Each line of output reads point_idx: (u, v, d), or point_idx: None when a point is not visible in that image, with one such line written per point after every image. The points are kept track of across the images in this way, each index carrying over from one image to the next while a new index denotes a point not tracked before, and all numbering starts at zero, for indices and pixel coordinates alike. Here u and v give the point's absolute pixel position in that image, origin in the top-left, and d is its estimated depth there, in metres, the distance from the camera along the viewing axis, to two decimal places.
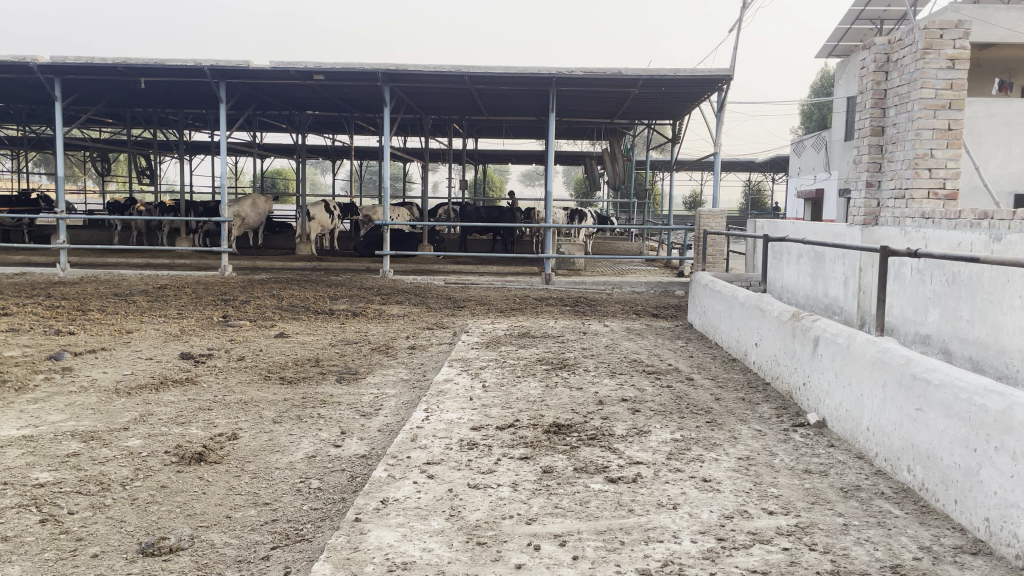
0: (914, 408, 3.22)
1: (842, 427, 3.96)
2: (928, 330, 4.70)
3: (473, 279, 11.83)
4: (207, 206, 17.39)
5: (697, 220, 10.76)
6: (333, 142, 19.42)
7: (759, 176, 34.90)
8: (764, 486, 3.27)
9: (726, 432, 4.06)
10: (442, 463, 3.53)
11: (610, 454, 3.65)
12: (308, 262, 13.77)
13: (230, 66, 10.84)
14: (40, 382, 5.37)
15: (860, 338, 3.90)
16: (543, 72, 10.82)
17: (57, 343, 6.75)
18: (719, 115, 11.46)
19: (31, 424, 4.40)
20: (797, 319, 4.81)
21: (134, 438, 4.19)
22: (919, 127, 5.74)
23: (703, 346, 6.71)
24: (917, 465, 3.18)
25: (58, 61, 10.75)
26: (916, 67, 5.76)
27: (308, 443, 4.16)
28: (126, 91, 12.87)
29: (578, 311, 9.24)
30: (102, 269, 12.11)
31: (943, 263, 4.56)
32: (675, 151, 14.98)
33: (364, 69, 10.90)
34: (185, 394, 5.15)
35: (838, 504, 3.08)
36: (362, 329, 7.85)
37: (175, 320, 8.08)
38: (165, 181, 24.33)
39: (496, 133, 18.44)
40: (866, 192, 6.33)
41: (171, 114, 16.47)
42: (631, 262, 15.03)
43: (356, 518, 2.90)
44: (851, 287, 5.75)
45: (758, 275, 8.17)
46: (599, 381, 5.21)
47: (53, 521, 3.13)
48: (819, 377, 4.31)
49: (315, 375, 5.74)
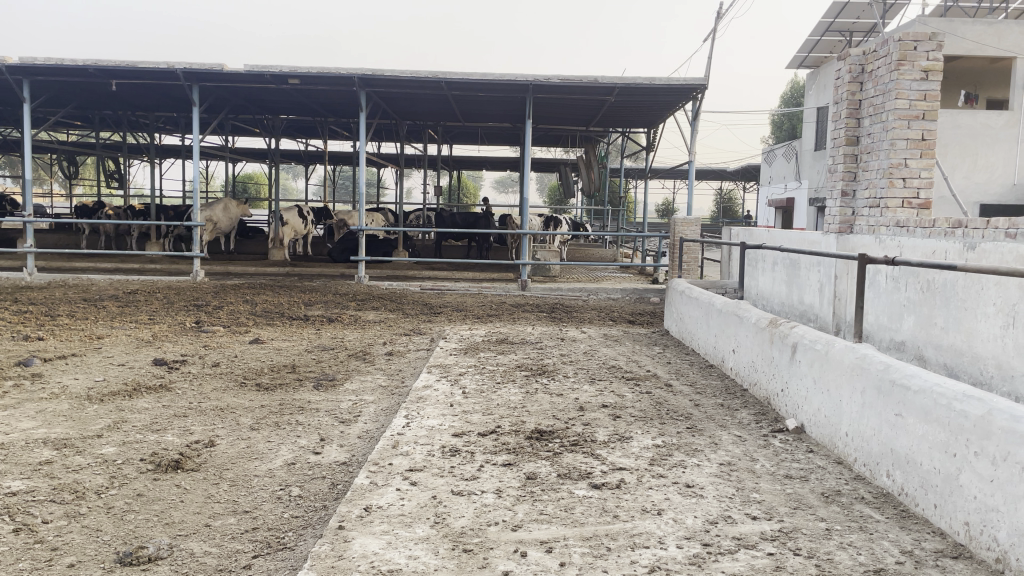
0: (894, 414, 3.26)
1: (821, 432, 4.00)
2: (903, 337, 4.77)
3: (449, 285, 11.80)
4: (178, 210, 17.17)
5: (673, 228, 10.85)
6: (306, 146, 19.28)
7: (730, 185, 35.29)
8: (746, 492, 3.29)
9: (706, 438, 4.09)
10: (425, 470, 3.51)
11: (593, 460, 3.66)
12: (281, 268, 13.64)
13: (204, 69, 10.73)
14: (8, 389, 5.25)
15: (838, 344, 3.95)
16: (519, 79, 10.85)
17: (25, 348, 6.61)
18: (694, 124, 11.58)
19: (1, 431, 4.30)
20: (775, 326, 4.85)
21: (108, 445, 4.11)
22: (893, 137, 5.84)
23: (680, 352, 6.75)
24: (897, 469, 3.22)
25: (27, 62, 10.58)
26: (891, 78, 5.86)
27: (287, 450, 4.11)
28: (96, 93, 12.69)
29: (555, 317, 9.25)
30: (70, 274, 11.89)
31: (918, 270, 4.63)
32: (649, 159, 15.10)
33: (340, 74, 10.85)
34: (160, 400, 5.06)
35: (820, 509, 3.11)
36: (338, 335, 7.79)
37: (147, 326, 7.95)
38: (135, 184, 23.99)
39: (471, 140, 18.45)
40: (841, 201, 6.43)
41: (142, 117, 16.25)
42: (607, 269, 15.10)
43: (340, 526, 2.87)
44: (826, 295, 5.82)
45: (733, 282, 8.25)
46: (578, 387, 5.22)
47: (27, 531, 3.06)
48: (798, 382, 4.35)
49: (292, 382, 5.68)
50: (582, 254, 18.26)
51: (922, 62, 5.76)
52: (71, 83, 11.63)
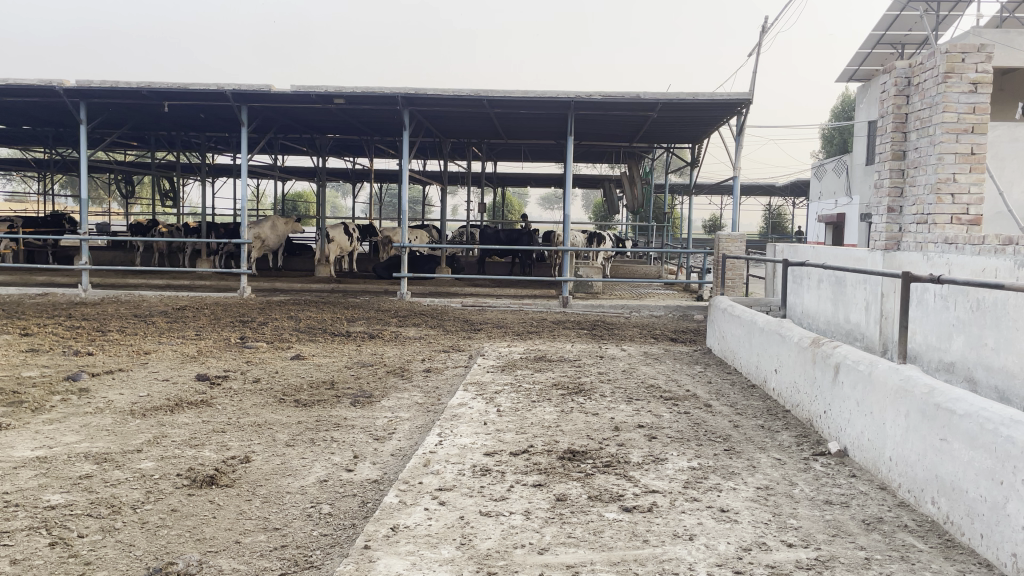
0: (938, 439, 3.14)
1: (864, 456, 3.86)
2: (952, 357, 4.60)
3: (490, 301, 11.81)
4: (228, 227, 17.57)
5: (716, 243, 10.71)
6: (353, 164, 19.56)
7: (778, 200, 34.73)
8: (783, 517, 3.18)
9: (744, 460, 3.98)
10: (454, 490, 3.48)
11: (625, 482, 3.58)
12: (326, 284, 13.82)
13: (252, 90, 10.99)
14: (56, 403, 5.39)
15: (882, 365, 3.82)
16: (561, 96, 10.84)
17: (75, 363, 6.79)
18: (738, 139, 11.43)
19: (46, 444, 4.42)
20: (817, 346, 4.72)
21: (147, 460, 4.18)
22: (941, 151, 5.67)
23: (721, 371, 6.62)
24: (942, 497, 3.09)
25: (85, 85, 10.96)
26: (938, 91, 5.70)
27: (320, 467, 4.13)
28: (150, 114, 13.09)
29: (595, 334, 9.18)
30: (123, 290, 12.22)
31: (968, 289, 4.47)
32: (694, 175, 14.95)
33: (383, 94, 11.00)
34: (200, 416, 5.14)
35: (860, 537, 3.00)
36: (378, 351, 7.83)
37: (193, 341, 8.11)
38: (187, 203, 24.65)
39: (515, 156, 18.50)
40: (887, 217, 6.26)
41: (194, 137, 16.67)
42: (650, 286, 14.95)
43: (366, 546, 2.86)
44: (873, 313, 5.65)
45: (778, 299, 8.08)
46: (615, 406, 5.14)
47: (62, 545, 3.11)
48: (840, 404, 4.22)
49: (330, 398, 5.71)
50: (627, 271, 18.10)
51: (970, 74, 5.60)
52: (126, 105, 12.02)
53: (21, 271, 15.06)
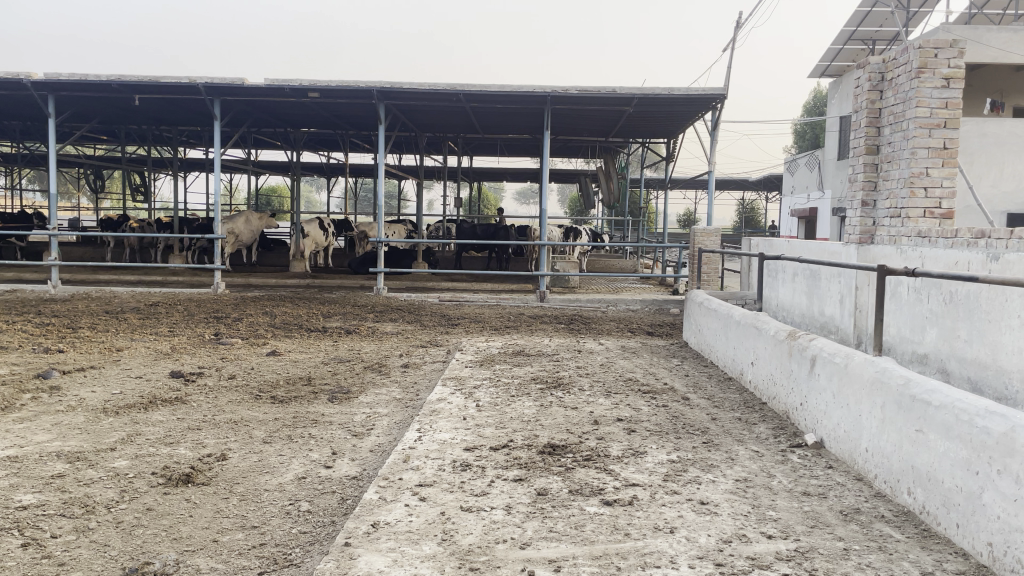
0: (914, 429, 3.18)
1: (840, 448, 3.91)
2: (925, 349, 4.66)
3: (467, 296, 11.77)
4: (201, 222, 17.35)
5: (692, 237, 10.77)
6: (328, 159, 19.41)
7: (752, 194, 34.99)
8: (762, 509, 3.21)
9: (723, 453, 4.01)
10: (435, 485, 3.47)
11: (605, 476, 3.59)
12: (302, 280, 13.70)
13: (225, 83, 10.85)
14: (27, 401, 5.30)
15: (857, 357, 3.86)
16: (538, 90, 10.82)
17: (46, 361, 6.67)
18: (713, 134, 11.50)
19: (17, 443, 4.33)
20: (793, 338, 4.76)
21: (121, 458, 4.12)
22: (914, 146, 5.74)
23: (698, 364, 6.66)
24: (918, 487, 3.13)
25: (53, 78, 10.75)
26: (911, 86, 5.77)
27: (298, 464, 4.10)
28: (120, 107, 12.87)
29: (573, 329, 9.19)
30: (94, 287, 12.02)
31: (941, 282, 4.54)
32: (669, 169, 15.02)
33: (359, 87, 10.91)
34: (175, 413, 5.07)
35: (838, 528, 3.02)
36: (355, 347, 7.77)
37: (167, 338, 8.00)
38: (159, 198, 24.31)
39: (491, 151, 18.47)
40: (861, 211, 6.33)
41: (166, 131, 16.44)
42: (626, 280, 15.02)
43: (346, 543, 2.84)
44: (847, 306, 5.71)
45: (753, 293, 8.14)
46: (594, 400, 5.15)
47: (35, 545, 3.05)
48: (816, 397, 4.26)
49: (307, 395, 5.66)
50: (603, 265, 18.15)
51: (943, 70, 5.67)
52: (95, 98, 11.81)
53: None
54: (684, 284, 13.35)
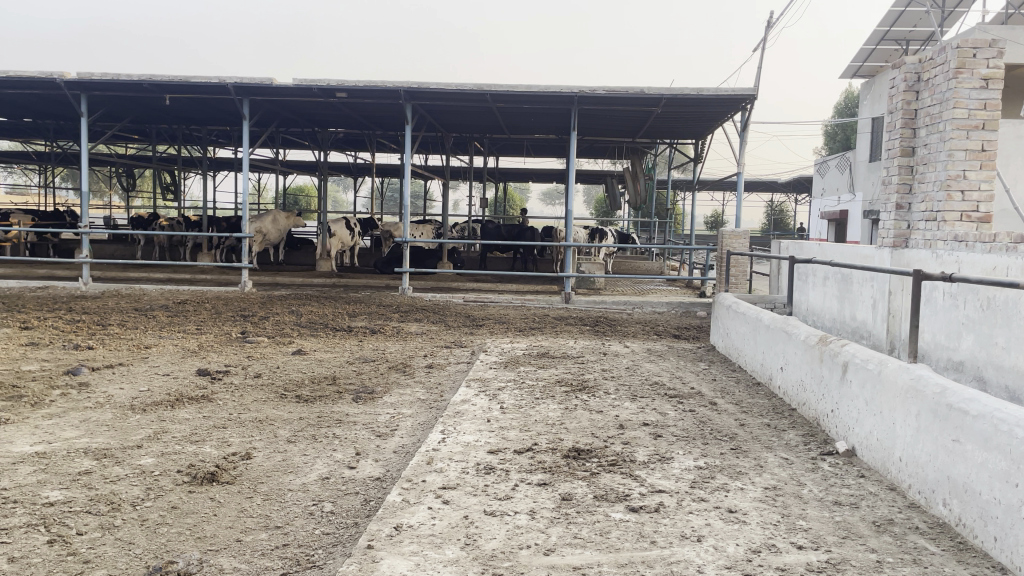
0: (950, 439, 3.09)
1: (873, 456, 3.82)
2: (961, 356, 4.55)
3: (492, 297, 11.74)
4: (230, 221, 17.52)
5: (720, 240, 10.65)
6: (355, 159, 19.49)
7: (781, 196, 34.60)
8: (792, 518, 3.14)
9: (751, 460, 3.94)
10: (458, 488, 3.44)
11: (631, 481, 3.54)
12: (328, 279, 13.76)
13: (254, 83, 10.92)
14: (56, 397, 5.36)
15: (891, 364, 3.77)
16: (565, 90, 10.76)
17: (76, 358, 6.74)
18: (743, 135, 11.36)
19: (45, 440, 4.37)
20: (825, 344, 4.67)
21: (147, 456, 4.14)
22: (951, 148, 5.60)
23: (726, 369, 6.57)
24: (954, 499, 3.05)
25: (86, 78, 10.90)
26: (948, 86, 5.64)
27: (322, 464, 4.09)
28: (152, 107, 13.03)
29: (598, 331, 9.13)
30: (124, 284, 12.16)
31: (978, 288, 4.42)
32: (696, 170, 14.89)
33: (386, 88, 10.93)
34: (200, 411, 5.10)
35: (871, 539, 2.95)
36: (380, 347, 7.77)
37: (194, 336, 8.06)
38: (188, 197, 24.58)
39: (518, 151, 18.42)
40: (896, 214, 6.20)
41: (195, 131, 16.61)
42: (652, 282, 14.92)
43: (369, 545, 2.81)
44: (880, 312, 5.59)
45: (782, 296, 8.01)
46: (619, 404, 5.09)
47: (61, 543, 3.07)
48: (848, 404, 4.17)
49: (332, 394, 5.66)
50: (628, 267, 18.05)
51: (981, 70, 5.54)
52: (127, 97, 11.95)
53: (23, 264, 15.03)
54: (711, 287, 13.23)
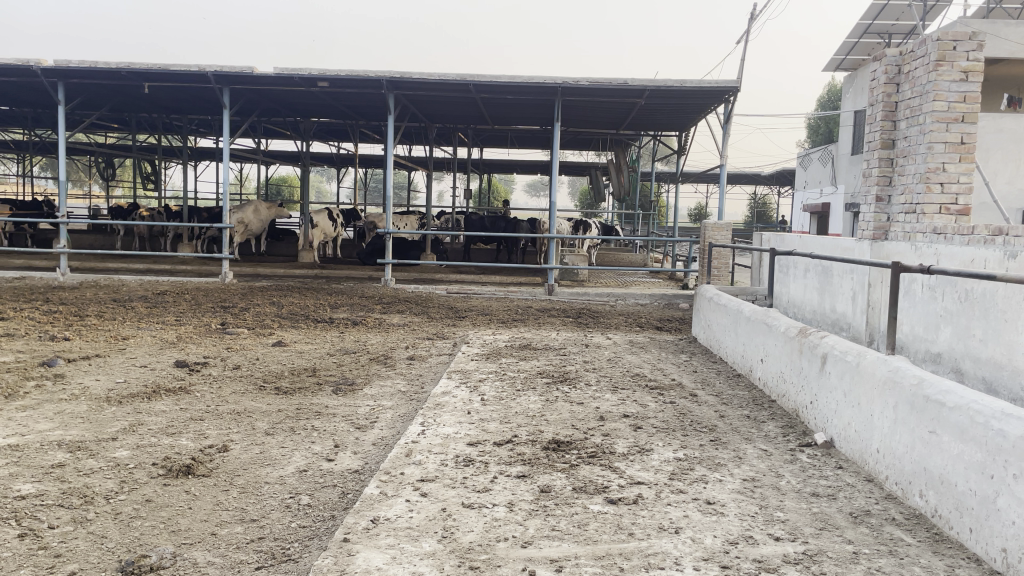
0: (928, 431, 3.10)
1: (851, 448, 3.83)
2: (939, 348, 4.58)
3: (475, 289, 11.71)
4: (211, 212, 17.34)
5: (703, 232, 10.68)
6: (338, 149, 19.37)
7: (764, 189, 34.78)
8: (770, 510, 3.14)
9: (730, 451, 3.94)
10: (437, 481, 3.42)
11: (610, 473, 3.53)
12: (309, 270, 13.67)
13: (234, 72, 10.80)
14: (30, 389, 5.28)
15: (869, 356, 3.78)
16: (548, 81, 10.72)
17: (52, 349, 6.65)
18: (726, 127, 11.38)
19: (18, 432, 4.30)
20: (804, 336, 4.68)
21: (122, 448, 4.08)
22: (931, 140, 5.63)
23: (707, 360, 6.58)
24: (930, 490, 3.06)
25: (63, 65, 10.74)
26: (928, 79, 5.66)
27: (300, 456, 4.05)
28: (130, 96, 12.87)
29: (581, 323, 9.12)
30: (103, 274, 12.01)
31: (956, 280, 4.45)
32: (679, 163, 14.91)
33: (368, 78, 10.85)
34: (177, 403, 5.04)
35: (848, 530, 2.96)
36: (362, 338, 7.73)
37: (173, 327, 7.98)
38: (169, 186, 24.33)
39: (502, 143, 18.37)
40: (875, 207, 6.23)
41: (176, 120, 16.44)
42: (636, 273, 14.96)
43: (345, 538, 2.79)
44: (860, 304, 5.62)
45: (763, 288, 8.04)
46: (600, 396, 5.08)
47: (32, 537, 3.01)
48: (827, 396, 4.18)
49: (312, 386, 5.63)
50: (612, 259, 18.06)
51: (961, 63, 5.56)
52: (105, 86, 11.79)
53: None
54: (694, 279, 13.26)
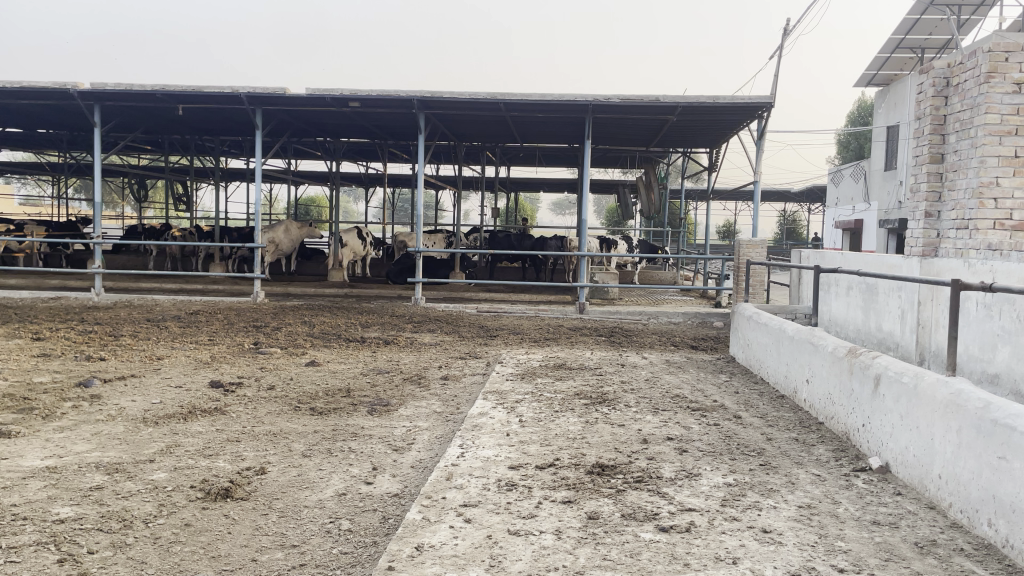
0: (996, 456, 2.95)
1: (909, 473, 3.68)
2: (996, 368, 4.42)
3: (506, 307, 11.61)
4: (241, 231, 17.48)
5: (737, 249, 10.50)
6: (366, 169, 19.47)
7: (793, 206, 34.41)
8: (830, 539, 3.00)
9: (782, 476, 3.80)
10: (480, 506, 3.32)
11: (659, 499, 3.41)
12: (339, 289, 13.70)
13: (267, 93, 10.88)
14: (67, 410, 5.27)
15: (928, 377, 3.63)
16: (579, 98, 10.67)
17: (87, 369, 6.66)
18: (759, 144, 11.24)
19: (56, 453, 4.28)
20: (854, 355, 4.52)
21: (159, 470, 4.04)
22: (983, 154, 5.49)
23: (748, 381, 6.43)
24: (1000, 519, 2.91)
25: (100, 88, 10.89)
26: (980, 92, 5.53)
27: (338, 479, 3.98)
28: (164, 117, 13.03)
29: (614, 341, 8.99)
30: (136, 294, 12.09)
31: (1016, 297, 4.28)
32: (711, 179, 14.74)
33: (399, 97, 10.87)
34: (213, 424, 5.00)
35: (915, 562, 2.81)
36: (394, 358, 7.68)
37: (206, 347, 7.98)
38: (200, 207, 24.60)
39: (530, 161, 18.32)
40: (924, 222, 6.07)
41: (208, 141, 16.61)
42: (667, 292, 14.82)
43: (390, 567, 2.69)
44: (909, 323, 5.46)
45: (803, 306, 7.88)
46: (641, 418, 4.95)
47: (71, 562, 2.96)
48: (880, 418, 4.04)
49: (347, 407, 5.56)
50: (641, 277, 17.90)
51: (1014, 74, 5.43)
52: (139, 107, 11.93)
53: (34, 274, 14.98)
54: (727, 297, 13.03)
